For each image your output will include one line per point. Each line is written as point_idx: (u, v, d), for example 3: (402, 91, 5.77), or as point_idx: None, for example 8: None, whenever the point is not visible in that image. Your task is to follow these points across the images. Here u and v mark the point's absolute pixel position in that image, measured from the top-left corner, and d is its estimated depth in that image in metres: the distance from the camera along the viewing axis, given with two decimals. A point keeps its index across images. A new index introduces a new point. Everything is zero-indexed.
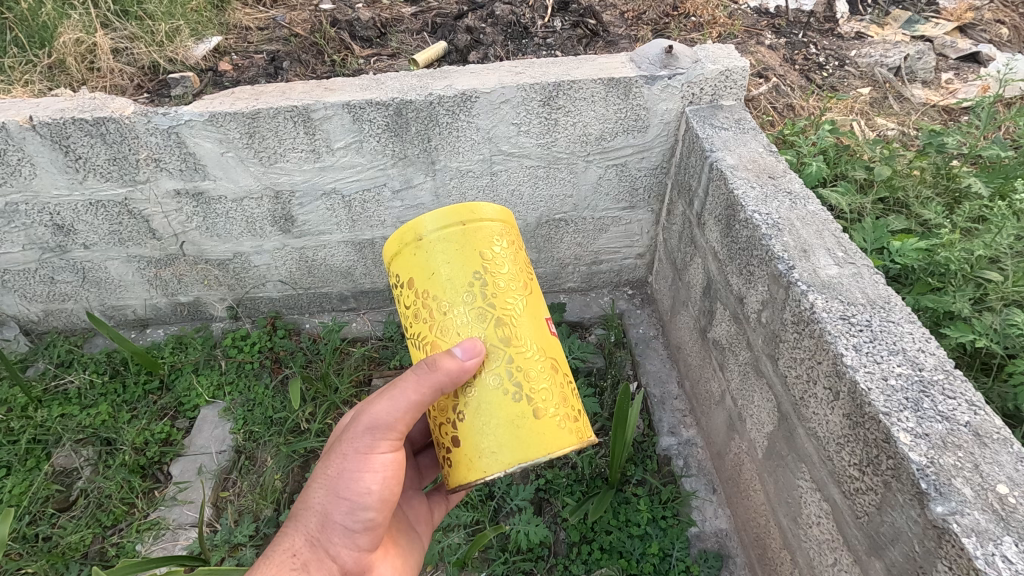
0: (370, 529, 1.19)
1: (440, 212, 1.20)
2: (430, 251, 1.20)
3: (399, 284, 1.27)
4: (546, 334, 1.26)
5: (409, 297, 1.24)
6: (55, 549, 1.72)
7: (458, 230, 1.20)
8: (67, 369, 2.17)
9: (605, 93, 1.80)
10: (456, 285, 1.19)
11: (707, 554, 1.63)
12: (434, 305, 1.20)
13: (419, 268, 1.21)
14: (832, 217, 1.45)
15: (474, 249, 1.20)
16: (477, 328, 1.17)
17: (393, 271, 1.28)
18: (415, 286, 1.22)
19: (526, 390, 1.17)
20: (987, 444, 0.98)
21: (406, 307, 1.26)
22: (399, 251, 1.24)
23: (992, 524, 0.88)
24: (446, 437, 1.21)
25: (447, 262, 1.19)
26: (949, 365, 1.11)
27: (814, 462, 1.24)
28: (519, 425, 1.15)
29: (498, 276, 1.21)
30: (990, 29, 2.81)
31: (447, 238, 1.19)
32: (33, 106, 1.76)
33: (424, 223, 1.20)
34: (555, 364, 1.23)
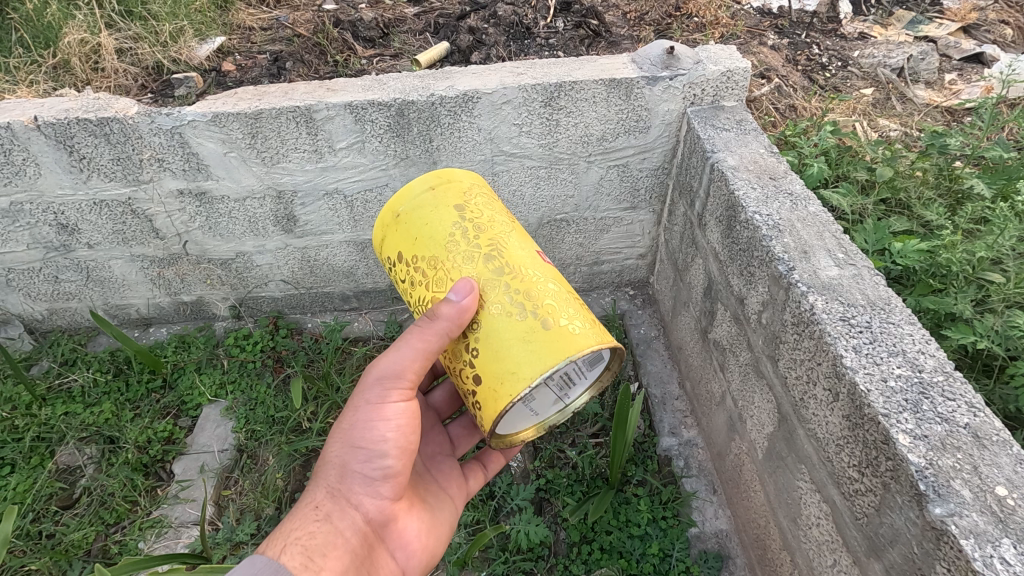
0: (391, 479, 1.19)
1: (414, 184, 1.29)
2: (411, 218, 1.27)
3: (392, 265, 1.33)
4: (540, 263, 1.27)
5: (403, 270, 1.29)
6: (58, 547, 1.73)
7: (431, 192, 1.27)
8: (70, 367, 2.19)
9: (607, 94, 1.80)
10: (440, 237, 1.23)
11: (707, 555, 1.63)
12: (426, 265, 1.23)
13: (406, 237, 1.27)
14: (832, 218, 1.45)
15: (450, 204, 1.26)
16: (470, 271, 1.20)
17: (385, 257, 1.35)
18: (405, 256, 1.28)
19: (531, 307, 1.16)
20: (986, 446, 0.98)
21: (404, 282, 1.30)
22: (385, 233, 1.32)
23: (991, 526, 0.88)
24: (468, 381, 1.20)
25: (429, 221, 1.25)
26: (949, 367, 1.11)
27: (814, 464, 1.24)
28: (533, 340, 1.13)
29: (478, 222, 1.26)
30: (994, 30, 2.80)
31: (421, 201, 1.27)
32: (38, 107, 1.78)
33: (402, 197, 1.29)
34: (558, 286, 1.24)
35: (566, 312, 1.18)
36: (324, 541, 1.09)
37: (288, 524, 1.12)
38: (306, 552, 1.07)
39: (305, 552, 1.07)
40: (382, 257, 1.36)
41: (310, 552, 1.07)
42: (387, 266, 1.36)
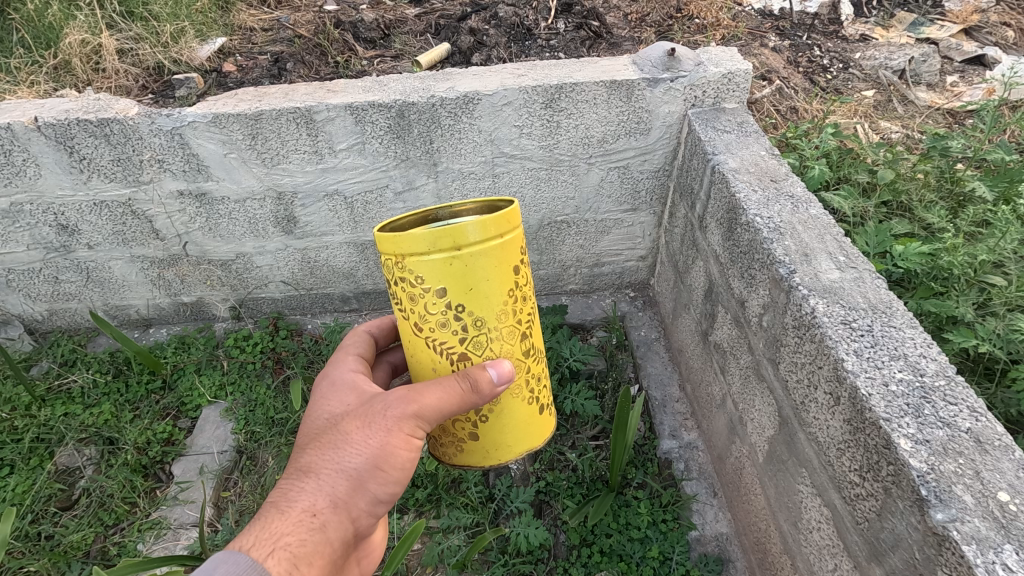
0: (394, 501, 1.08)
1: (480, 222, 0.97)
2: (467, 264, 0.98)
3: (410, 284, 1.01)
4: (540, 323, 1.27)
5: (432, 305, 1.02)
6: (57, 548, 1.72)
7: (497, 243, 1.00)
8: (70, 368, 2.19)
9: (608, 96, 1.80)
10: (496, 301, 1.05)
11: (707, 558, 1.63)
12: (470, 321, 1.03)
13: (451, 280, 0.99)
14: (834, 221, 1.45)
15: (512, 261, 1.05)
16: (510, 340, 1.10)
17: (404, 269, 1.00)
18: (443, 297, 1.01)
19: (537, 393, 1.21)
20: (988, 451, 0.98)
21: (420, 310, 1.03)
22: (420, 254, 0.97)
23: (993, 531, 0.87)
24: (459, 431, 1.16)
25: (487, 276, 1.01)
26: (951, 371, 1.11)
27: (815, 467, 1.24)
28: (531, 419, 1.21)
29: (525, 285, 1.11)
30: (996, 32, 2.80)
31: (490, 252, 1.00)
32: (39, 107, 1.78)
33: (460, 231, 0.96)
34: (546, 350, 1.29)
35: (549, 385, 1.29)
36: (315, 553, 0.96)
37: (279, 522, 0.95)
38: (294, 559, 0.93)
39: (293, 560, 0.93)
40: (390, 262, 1.01)
41: (297, 560, 0.94)
42: (393, 273, 1.03)
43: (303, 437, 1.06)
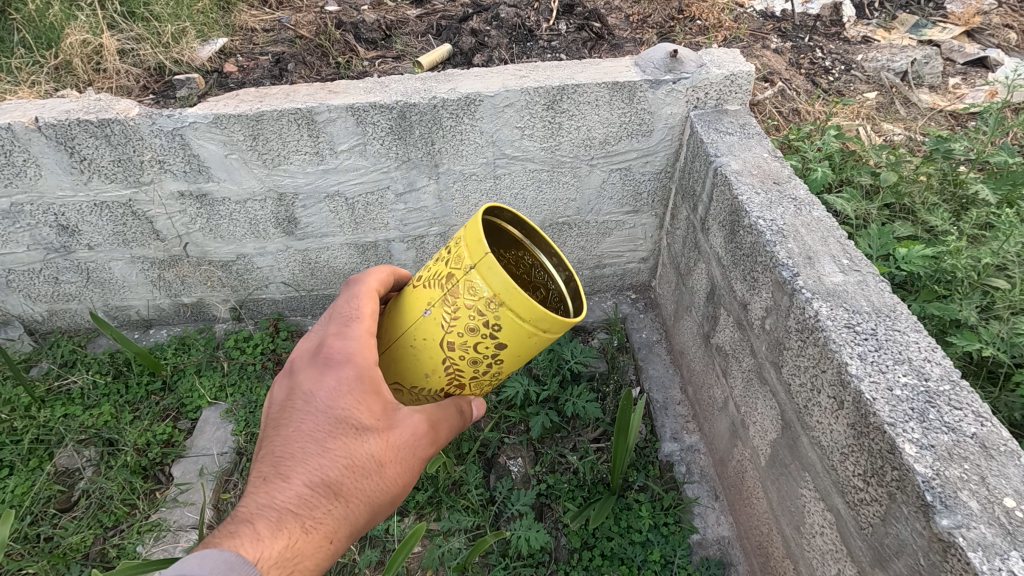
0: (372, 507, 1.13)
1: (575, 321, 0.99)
2: (538, 342, 0.99)
3: (478, 320, 0.96)
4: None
5: (478, 344, 0.99)
6: (56, 550, 1.71)
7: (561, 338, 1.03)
8: (70, 369, 2.18)
9: (610, 97, 1.79)
10: (517, 364, 1.07)
11: (709, 562, 1.62)
12: (498, 371, 1.04)
13: (514, 343, 0.99)
14: (837, 224, 1.44)
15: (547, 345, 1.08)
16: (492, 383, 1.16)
17: (489, 309, 0.95)
18: (496, 349, 0.99)
19: None
20: (994, 457, 0.97)
21: (465, 337, 0.99)
22: (515, 317, 0.94)
23: (999, 538, 0.87)
24: None
25: (532, 351, 1.04)
26: (956, 375, 1.10)
27: (818, 472, 1.23)
28: None
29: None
30: (998, 34, 2.79)
31: (548, 341, 1.02)
32: (39, 107, 1.77)
33: (559, 323, 0.96)
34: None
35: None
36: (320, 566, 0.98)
37: (304, 542, 0.93)
38: None
39: None
40: (476, 286, 0.95)
41: None
42: (470, 294, 0.96)
43: (326, 439, 0.96)
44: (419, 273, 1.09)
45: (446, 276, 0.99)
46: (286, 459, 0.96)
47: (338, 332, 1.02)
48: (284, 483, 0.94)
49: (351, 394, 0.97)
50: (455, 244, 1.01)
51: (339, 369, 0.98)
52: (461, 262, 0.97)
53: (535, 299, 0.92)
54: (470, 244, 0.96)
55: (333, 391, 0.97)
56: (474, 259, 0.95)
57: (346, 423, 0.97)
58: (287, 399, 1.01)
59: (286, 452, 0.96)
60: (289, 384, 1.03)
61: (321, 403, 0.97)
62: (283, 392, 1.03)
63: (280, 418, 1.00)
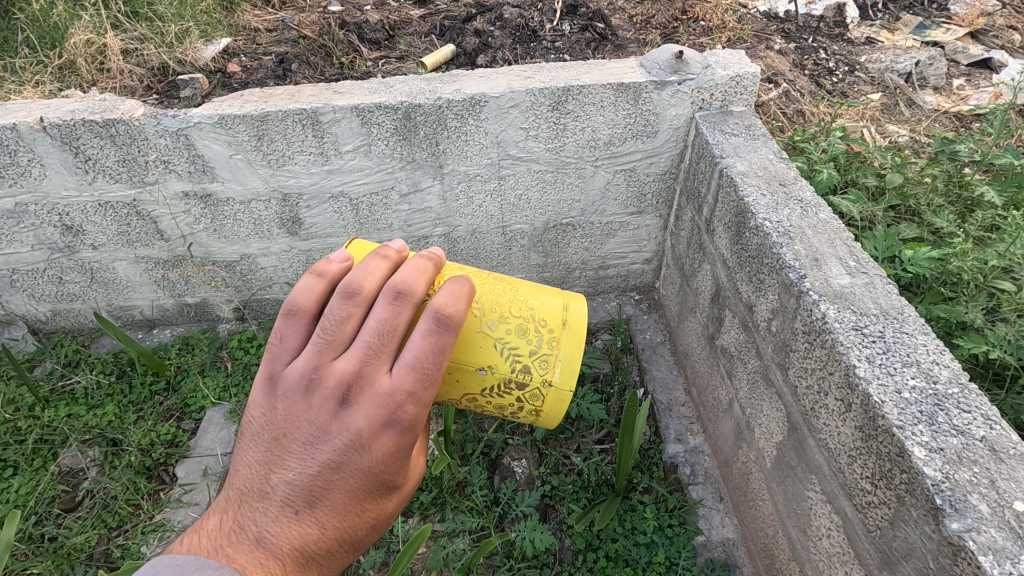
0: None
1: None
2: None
3: (512, 408, 1.09)
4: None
5: (490, 412, 1.11)
6: (60, 550, 1.71)
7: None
8: (74, 369, 2.18)
9: (615, 99, 1.79)
10: None
11: (714, 564, 1.62)
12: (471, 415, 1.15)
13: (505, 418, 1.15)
14: (843, 225, 1.44)
15: None
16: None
17: (528, 412, 1.10)
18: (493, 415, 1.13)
19: None
20: (1003, 460, 0.97)
21: (489, 406, 1.08)
22: (532, 421, 1.12)
23: (1010, 542, 0.87)
24: None
25: None
26: (964, 378, 1.10)
27: (825, 474, 1.23)
28: None
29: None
30: (1002, 35, 2.78)
31: None
32: (44, 107, 1.77)
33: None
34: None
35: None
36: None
37: None
38: None
39: None
40: (538, 396, 1.06)
41: None
42: (529, 394, 1.06)
43: (363, 495, 0.85)
44: (492, 313, 1.03)
45: (527, 364, 1.04)
46: (316, 502, 0.83)
47: (417, 383, 0.82)
48: (311, 529, 0.82)
49: (403, 456, 0.86)
50: (548, 341, 1.06)
51: (405, 432, 0.83)
52: (543, 364, 1.05)
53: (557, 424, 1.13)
54: (564, 366, 1.06)
55: (389, 453, 0.84)
56: (560, 382, 1.06)
57: (385, 483, 0.87)
58: (328, 429, 0.82)
59: (319, 494, 0.82)
60: (331, 409, 0.82)
61: (374, 460, 0.83)
62: (321, 413, 0.82)
63: (313, 446, 0.82)
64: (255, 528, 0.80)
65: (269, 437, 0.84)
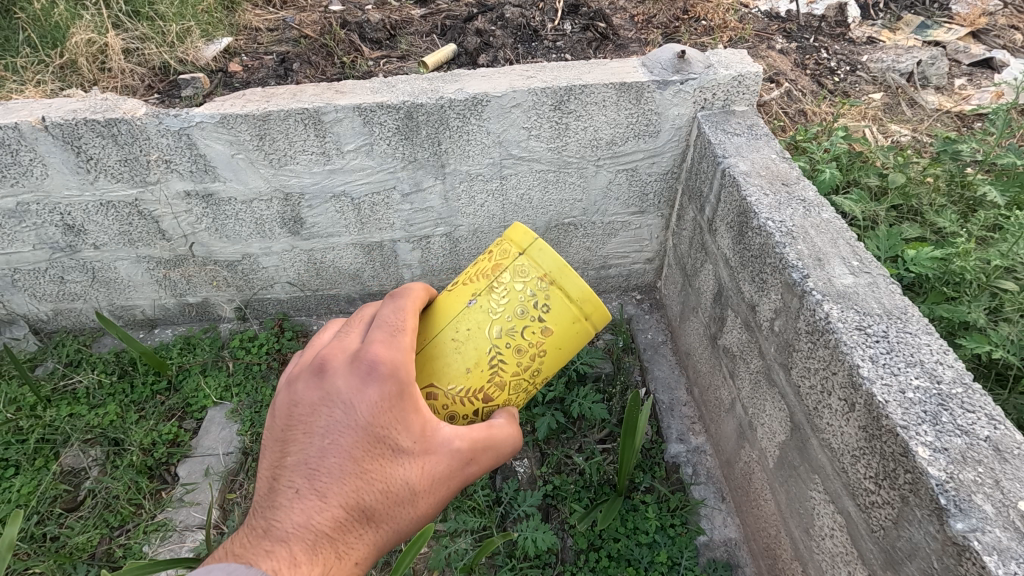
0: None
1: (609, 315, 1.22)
2: (578, 330, 1.18)
3: (531, 303, 1.14)
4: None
5: (529, 329, 1.15)
6: (62, 550, 1.71)
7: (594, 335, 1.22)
8: (75, 369, 2.18)
9: (617, 98, 1.79)
10: (553, 368, 1.22)
11: (716, 564, 1.62)
12: (538, 359, 1.17)
13: (558, 326, 1.16)
14: (846, 225, 1.44)
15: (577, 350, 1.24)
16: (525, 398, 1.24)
17: (544, 294, 1.14)
18: (541, 334, 1.15)
19: None
20: (1008, 460, 0.97)
21: (516, 321, 1.15)
22: (566, 297, 1.14)
23: (1014, 542, 0.86)
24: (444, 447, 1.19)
25: (569, 345, 1.20)
26: (968, 378, 1.09)
27: (828, 474, 1.23)
28: None
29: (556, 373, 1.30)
30: (1004, 35, 2.77)
31: (582, 333, 1.19)
32: (46, 107, 1.77)
33: (597, 316, 1.18)
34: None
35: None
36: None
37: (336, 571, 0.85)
38: None
39: None
40: (528, 267, 1.15)
41: None
42: (522, 279, 1.15)
43: (363, 458, 0.89)
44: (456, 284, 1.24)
45: (496, 271, 1.18)
46: (318, 476, 0.87)
47: (384, 334, 0.94)
48: (318, 504, 0.85)
49: (396, 410, 0.91)
50: (501, 249, 1.21)
51: (386, 379, 0.90)
52: (509, 255, 1.18)
53: (583, 280, 1.14)
54: (520, 242, 1.17)
55: (376, 407, 0.90)
56: (527, 249, 1.16)
57: (387, 443, 0.90)
58: (315, 403, 0.90)
59: (317, 467, 0.87)
60: (315, 385, 0.91)
61: (363, 416, 0.89)
62: (307, 394, 0.91)
63: (306, 426, 0.89)
64: (264, 517, 0.84)
65: (272, 436, 0.92)
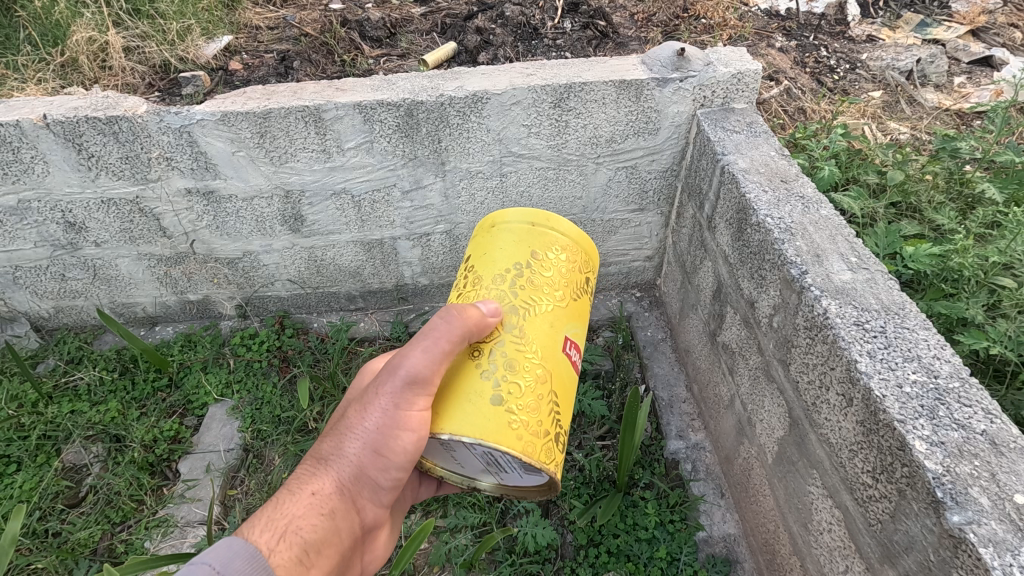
0: (395, 489, 1.17)
1: (567, 221, 1.33)
2: (502, 229, 1.30)
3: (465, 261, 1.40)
4: (565, 361, 1.23)
5: (464, 267, 1.35)
6: (64, 545, 1.72)
7: (529, 226, 1.29)
8: (77, 365, 2.19)
9: (617, 95, 1.80)
10: (505, 265, 1.25)
11: (715, 559, 1.63)
12: (473, 270, 1.29)
13: (481, 243, 1.33)
14: (845, 221, 1.44)
15: (528, 245, 1.27)
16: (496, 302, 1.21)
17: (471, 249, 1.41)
18: (469, 260, 1.34)
19: (503, 391, 1.11)
20: (1004, 453, 0.97)
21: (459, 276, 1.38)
22: (481, 232, 1.38)
23: (1009, 534, 0.87)
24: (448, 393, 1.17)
25: (506, 245, 1.28)
26: (965, 373, 1.10)
27: (826, 469, 1.23)
28: (493, 416, 1.09)
29: (539, 278, 1.25)
30: (1003, 33, 2.78)
31: (510, 229, 1.29)
32: (47, 104, 1.77)
33: (519, 213, 1.31)
34: (559, 403, 1.20)
35: (527, 410, 1.13)
36: (322, 538, 1.04)
37: (293, 504, 1.04)
38: (303, 545, 1.00)
39: (302, 545, 1.00)
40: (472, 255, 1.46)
41: (306, 548, 1.01)
42: None
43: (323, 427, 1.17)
44: None
45: None
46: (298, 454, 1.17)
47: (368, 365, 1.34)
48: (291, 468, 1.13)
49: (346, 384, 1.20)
50: None
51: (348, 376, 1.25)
52: None
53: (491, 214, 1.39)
54: None
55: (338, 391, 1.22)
56: None
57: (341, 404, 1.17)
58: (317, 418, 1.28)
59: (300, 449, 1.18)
60: None
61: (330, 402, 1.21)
62: None
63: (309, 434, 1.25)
64: None
65: None
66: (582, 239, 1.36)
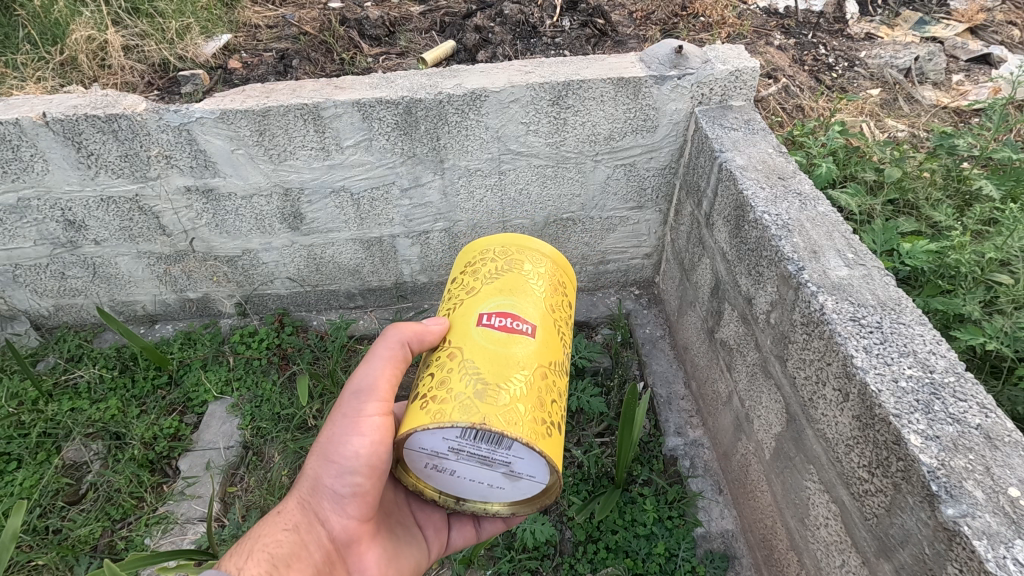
0: (358, 499, 1.20)
1: (524, 235, 1.41)
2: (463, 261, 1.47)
3: None
4: (484, 330, 1.21)
5: None
6: (64, 542, 1.73)
7: (476, 249, 1.44)
8: (77, 363, 2.20)
9: (615, 93, 1.80)
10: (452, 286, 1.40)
11: (713, 555, 1.64)
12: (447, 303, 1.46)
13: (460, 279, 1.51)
14: (842, 218, 1.45)
15: (470, 262, 1.41)
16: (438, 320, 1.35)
17: None
18: None
19: (425, 385, 1.18)
20: (998, 447, 0.98)
21: None
22: None
23: (1003, 527, 0.88)
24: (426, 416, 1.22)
25: (459, 272, 1.44)
26: (960, 368, 1.11)
27: (823, 464, 1.24)
28: (414, 409, 1.15)
29: (457, 290, 1.36)
30: (1001, 31, 2.79)
31: (466, 258, 1.46)
32: (46, 103, 1.78)
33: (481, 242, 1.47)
34: (482, 366, 1.15)
35: (444, 385, 1.14)
36: (289, 551, 1.14)
37: (268, 525, 1.18)
38: (270, 559, 1.12)
39: (269, 559, 1.12)
40: None
41: (274, 560, 1.12)
42: None
43: None
44: None
45: None
46: None
47: None
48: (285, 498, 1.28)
49: None
50: None
51: None
52: None
53: None
54: None
55: None
56: None
57: None
58: None
59: None
60: None
61: None
62: None
63: None
64: None
65: None
66: (536, 249, 1.40)
